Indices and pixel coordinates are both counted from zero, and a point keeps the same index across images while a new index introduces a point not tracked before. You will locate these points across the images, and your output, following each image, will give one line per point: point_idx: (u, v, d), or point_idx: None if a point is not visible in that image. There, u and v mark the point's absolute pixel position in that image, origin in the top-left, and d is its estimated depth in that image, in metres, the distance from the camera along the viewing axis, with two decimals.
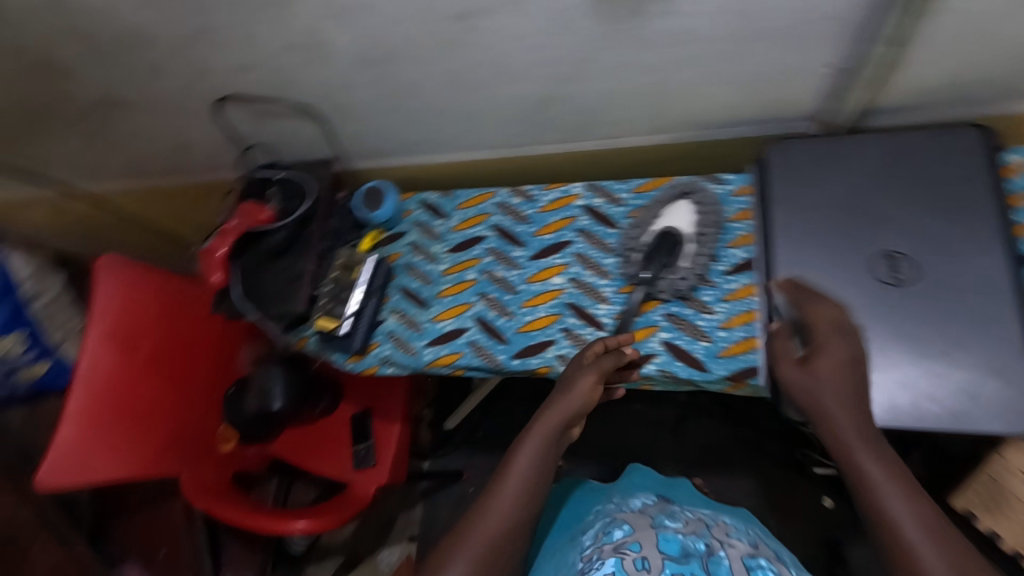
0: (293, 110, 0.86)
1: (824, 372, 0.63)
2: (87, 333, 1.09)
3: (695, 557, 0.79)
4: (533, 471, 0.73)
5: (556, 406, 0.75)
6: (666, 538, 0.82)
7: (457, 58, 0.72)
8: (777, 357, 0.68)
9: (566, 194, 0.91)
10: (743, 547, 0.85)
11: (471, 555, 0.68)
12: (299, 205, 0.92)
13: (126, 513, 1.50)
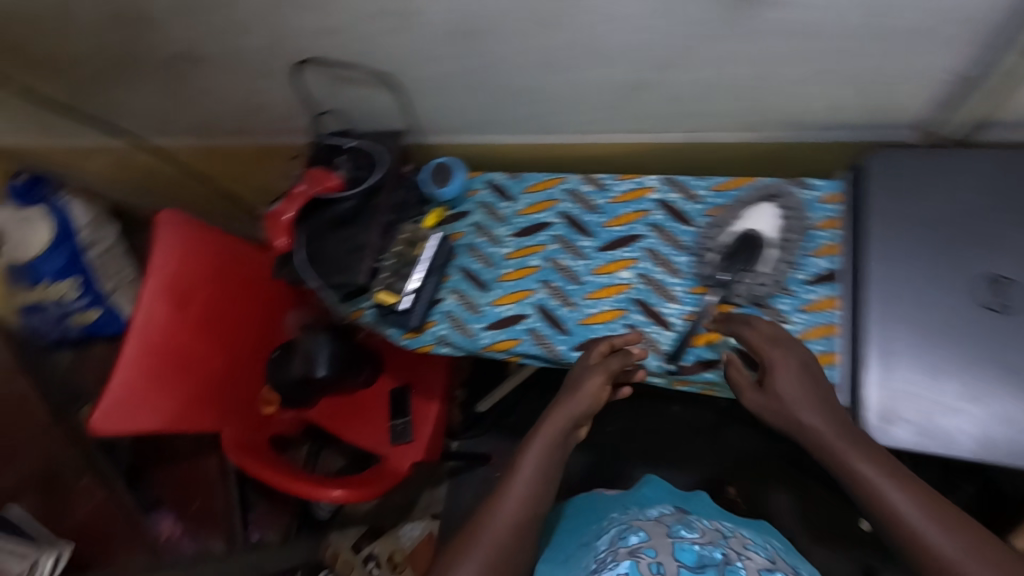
0: (371, 79, 0.84)
1: (779, 387, 0.67)
2: (145, 287, 1.12)
3: (711, 566, 0.77)
4: (544, 473, 0.71)
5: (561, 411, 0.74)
6: (682, 547, 0.80)
7: (550, 37, 0.69)
8: (738, 385, 0.71)
9: (640, 186, 0.88)
10: (763, 562, 0.82)
11: (478, 547, 0.66)
12: (369, 175, 0.91)
13: (161, 467, 1.55)
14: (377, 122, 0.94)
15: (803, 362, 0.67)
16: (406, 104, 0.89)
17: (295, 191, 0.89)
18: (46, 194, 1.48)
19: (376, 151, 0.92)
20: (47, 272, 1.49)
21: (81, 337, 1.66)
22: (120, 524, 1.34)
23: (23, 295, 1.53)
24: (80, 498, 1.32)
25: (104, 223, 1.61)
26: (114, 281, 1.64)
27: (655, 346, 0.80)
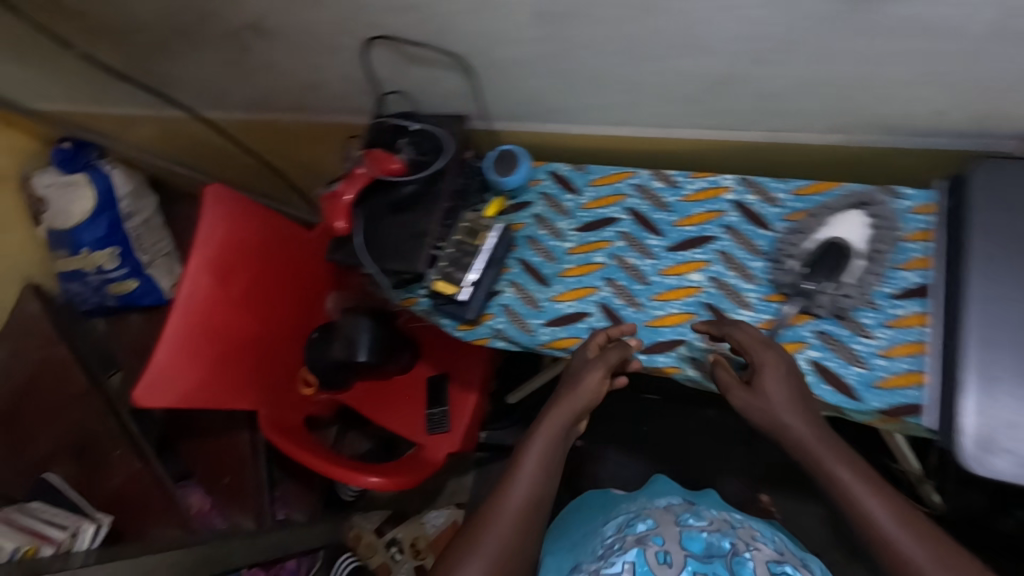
0: (442, 59, 0.81)
1: (768, 388, 0.68)
2: (192, 261, 1.11)
3: (718, 557, 0.77)
4: (547, 470, 0.72)
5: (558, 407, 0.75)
6: (690, 536, 0.80)
7: (645, 24, 0.65)
8: (724, 384, 0.71)
9: (715, 185, 0.84)
10: (771, 553, 0.81)
11: (487, 547, 0.66)
12: (434, 160, 0.87)
13: (194, 438, 1.54)
14: (442, 104, 0.91)
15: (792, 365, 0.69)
16: (474, 88, 0.85)
17: (355, 172, 0.86)
18: (90, 162, 1.48)
19: (440, 135, 0.88)
20: (87, 240, 1.48)
21: (117, 306, 1.64)
22: (151, 493, 1.30)
23: (64, 261, 1.53)
24: (117, 465, 1.34)
25: (144, 193, 1.60)
26: (150, 253, 1.62)
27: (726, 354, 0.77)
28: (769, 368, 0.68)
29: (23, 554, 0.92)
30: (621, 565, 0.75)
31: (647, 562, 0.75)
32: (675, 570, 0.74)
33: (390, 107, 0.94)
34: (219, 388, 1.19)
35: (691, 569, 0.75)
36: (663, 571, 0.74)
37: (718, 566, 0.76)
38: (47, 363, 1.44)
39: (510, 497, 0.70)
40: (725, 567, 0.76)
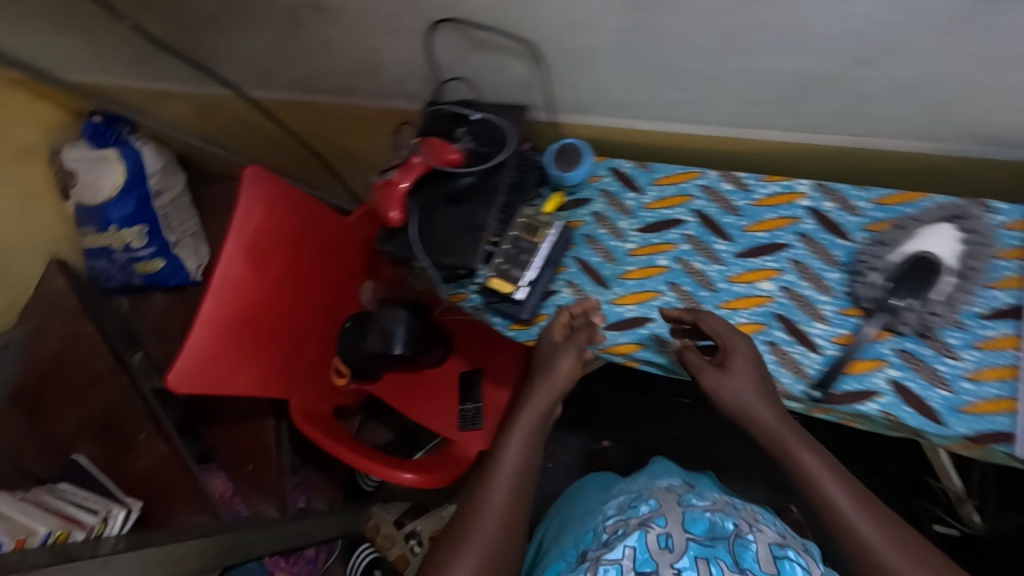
0: (510, 46, 0.77)
1: (728, 382, 0.69)
2: (227, 246, 1.08)
3: (721, 540, 0.69)
4: (525, 459, 0.74)
5: (531, 399, 0.78)
6: (693, 517, 0.72)
7: (742, 18, 0.61)
8: (696, 369, 0.72)
9: (789, 191, 0.80)
10: (777, 537, 0.72)
11: (479, 534, 0.69)
12: (495, 151, 0.83)
13: (216, 424, 1.52)
14: (503, 94, 0.87)
15: (754, 356, 0.71)
16: (541, 78, 0.81)
17: (411, 161, 0.83)
18: (119, 138, 1.43)
19: (502, 125, 0.84)
20: (115, 217, 1.44)
21: (142, 284, 1.60)
22: (177, 479, 1.28)
23: (92, 238, 1.51)
24: (142, 449, 1.32)
25: (172, 171, 1.58)
26: (177, 232, 1.58)
27: (798, 368, 0.73)
28: (732, 360, 0.70)
29: (54, 539, 0.91)
30: (621, 551, 0.68)
31: (646, 548, 0.68)
32: (676, 555, 0.67)
33: (448, 94, 0.90)
34: (252, 377, 1.16)
35: (693, 555, 0.67)
36: (664, 557, 0.67)
37: (721, 550, 0.67)
38: (72, 340, 1.42)
39: (493, 491, 0.71)
40: (727, 551, 0.67)
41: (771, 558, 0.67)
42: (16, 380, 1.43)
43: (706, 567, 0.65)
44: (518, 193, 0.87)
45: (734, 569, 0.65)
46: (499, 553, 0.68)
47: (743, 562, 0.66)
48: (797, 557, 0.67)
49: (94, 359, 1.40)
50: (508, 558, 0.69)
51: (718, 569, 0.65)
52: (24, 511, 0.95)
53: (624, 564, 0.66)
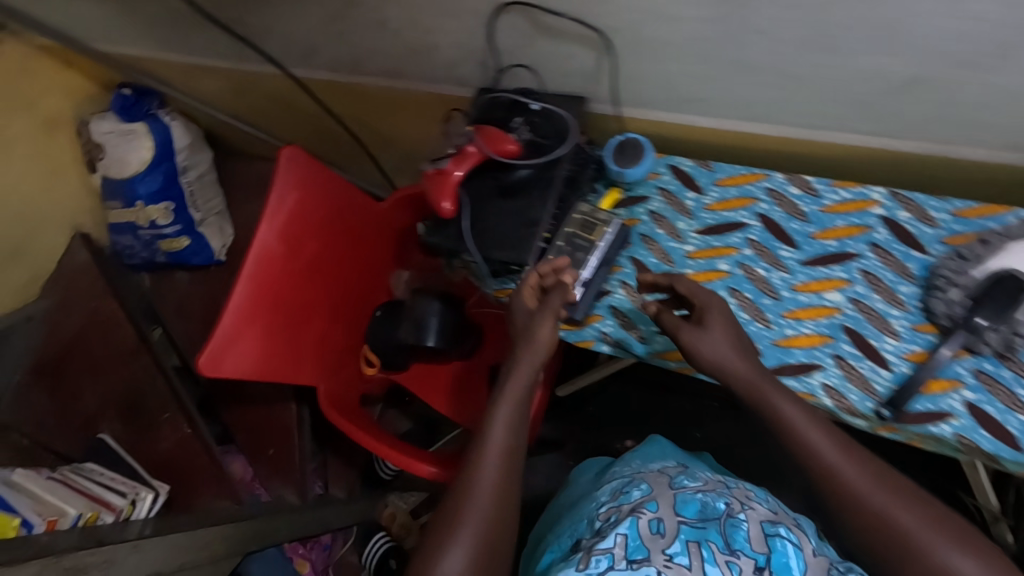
0: (581, 33, 0.73)
1: (704, 348, 0.69)
2: (261, 227, 1.06)
3: (712, 521, 0.71)
4: (513, 439, 0.73)
5: (514, 375, 0.75)
6: (684, 499, 0.74)
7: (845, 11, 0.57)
8: (671, 329, 0.72)
9: (862, 198, 0.77)
10: (768, 512, 0.74)
11: (476, 515, 0.69)
12: (557, 145, 0.81)
13: (232, 404, 1.49)
14: (565, 84, 0.83)
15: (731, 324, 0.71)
16: (608, 69, 0.77)
17: (466, 150, 0.80)
18: (149, 112, 1.40)
19: (563, 118, 0.82)
20: (142, 193, 1.42)
21: (166, 262, 1.58)
22: (201, 462, 1.26)
23: (117, 213, 1.48)
24: (166, 430, 1.30)
25: (199, 148, 1.53)
26: (203, 210, 1.54)
27: (867, 385, 0.70)
28: (709, 324, 0.70)
29: (84, 522, 0.89)
30: (613, 540, 0.70)
31: (639, 535, 0.70)
32: (668, 540, 0.69)
33: (506, 80, 0.86)
34: (282, 363, 1.14)
35: (685, 538, 0.69)
36: (656, 543, 0.69)
37: (712, 531, 0.70)
38: (95, 317, 1.40)
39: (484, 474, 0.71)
40: (718, 533, 0.70)
41: (762, 536, 0.69)
42: (36, 355, 1.41)
43: (697, 552, 0.68)
44: (573, 187, 0.84)
45: (724, 551, 0.68)
46: (492, 535, 0.68)
47: (733, 543, 0.69)
48: (788, 533, 0.70)
49: (117, 337, 1.37)
50: (501, 538, 0.69)
51: (709, 553, 0.67)
52: (53, 490, 0.94)
53: (616, 553, 0.68)
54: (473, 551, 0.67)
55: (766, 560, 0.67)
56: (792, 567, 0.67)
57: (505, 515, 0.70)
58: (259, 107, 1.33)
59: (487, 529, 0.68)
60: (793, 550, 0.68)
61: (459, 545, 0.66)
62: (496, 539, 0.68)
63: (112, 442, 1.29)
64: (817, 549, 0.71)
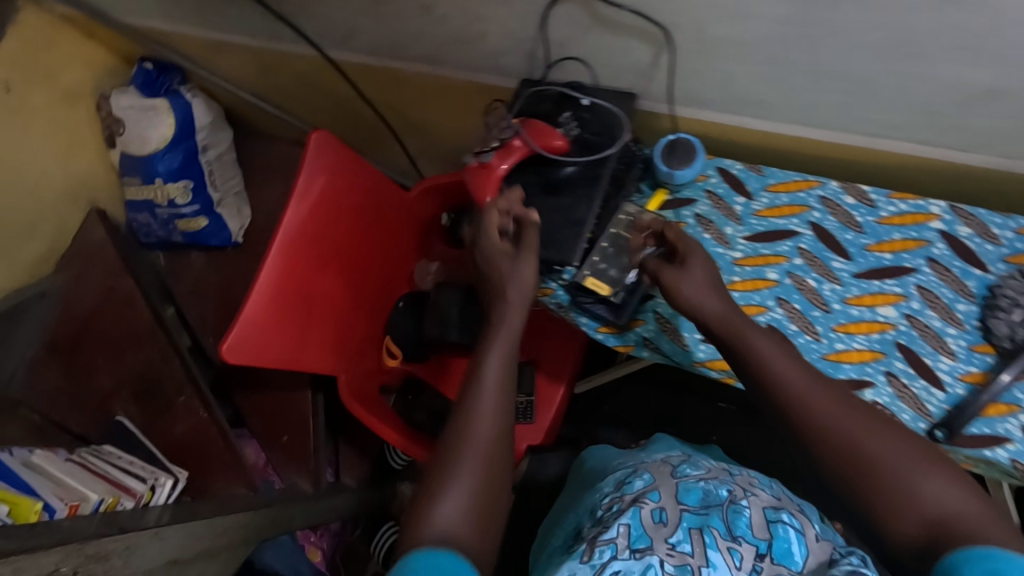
0: (640, 27, 0.70)
1: (684, 289, 0.68)
2: (286, 212, 1.03)
3: (714, 508, 0.68)
4: (509, 374, 0.66)
5: (506, 311, 0.70)
6: (687, 488, 0.72)
7: (933, 15, 0.54)
8: (658, 274, 0.71)
9: (921, 211, 0.74)
10: (772, 500, 0.73)
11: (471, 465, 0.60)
12: (608, 142, 0.79)
13: (245, 390, 1.46)
14: (615, 80, 0.81)
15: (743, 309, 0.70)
16: (665, 65, 0.75)
17: (511, 144, 0.78)
18: (170, 88, 1.38)
19: (614, 114, 0.79)
20: (161, 170, 1.37)
21: (183, 241, 1.53)
22: (216, 447, 1.25)
23: (135, 189, 1.44)
24: (181, 413, 1.28)
25: (219, 126, 1.50)
26: (221, 189, 1.50)
27: (920, 405, 0.68)
28: (691, 266, 0.69)
29: (106, 507, 0.88)
30: (616, 530, 0.66)
31: (642, 525, 0.67)
32: (671, 529, 0.66)
33: (555, 73, 0.84)
34: (304, 351, 1.12)
35: (689, 527, 0.66)
36: (659, 531, 0.66)
37: (713, 518, 0.67)
38: (110, 296, 1.38)
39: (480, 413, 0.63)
40: (720, 519, 0.66)
41: (764, 523, 0.67)
42: (50, 332, 1.39)
43: (700, 538, 0.65)
44: (618, 187, 0.82)
45: (726, 538, 0.64)
46: (491, 476, 0.60)
47: (735, 530, 0.65)
48: (790, 519, 0.68)
49: (129, 315, 1.36)
50: (502, 480, 0.62)
51: (711, 539, 0.64)
52: (74, 474, 0.92)
53: (619, 542, 0.65)
54: (471, 495, 0.59)
55: (768, 546, 0.64)
56: (795, 553, 0.64)
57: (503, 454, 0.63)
58: (287, 88, 1.30)
59: (485, 471, 0.60)
60: (796, 536, 0.66)
61: (456, 489, 0.58)
62: (495, 481, 0.61)
63: (130, 426, 1.28)
64: (820, 535, 0.69)
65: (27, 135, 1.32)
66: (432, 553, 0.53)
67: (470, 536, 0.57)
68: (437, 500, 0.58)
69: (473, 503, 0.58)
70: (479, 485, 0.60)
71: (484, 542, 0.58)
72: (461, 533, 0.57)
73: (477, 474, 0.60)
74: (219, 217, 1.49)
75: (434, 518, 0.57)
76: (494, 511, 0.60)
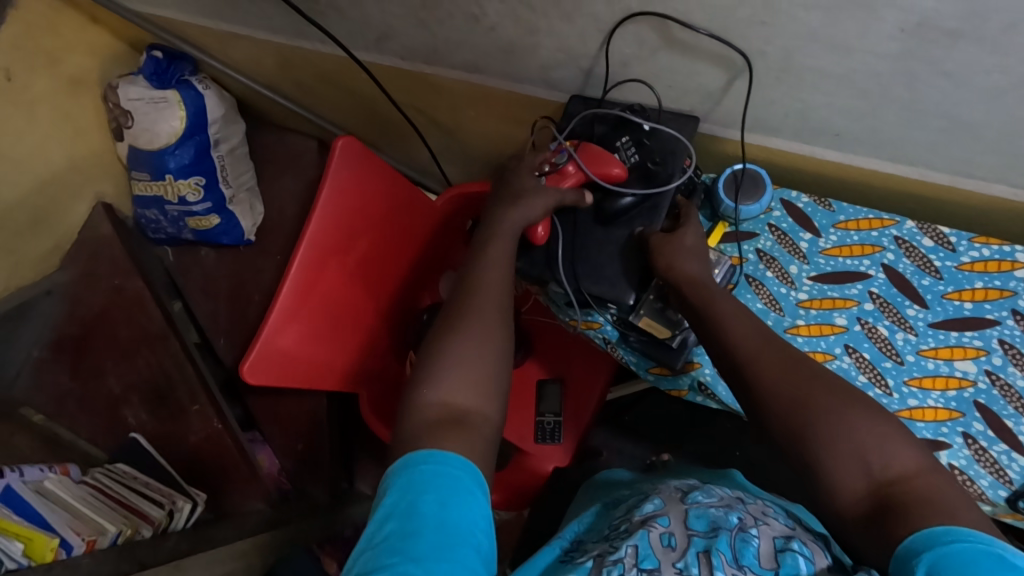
0: (721, 51, 0.63)
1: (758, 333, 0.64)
2: (308, 225, 0.97)
3: (723, 532, 0.61)
4: (507, 275, 0.68)
5: (501, 226, 0.71)
6: (697, 513, 0.64)
7: None
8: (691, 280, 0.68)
9: (1006, 257, 0.69)
10: (785, 529, 0.64)
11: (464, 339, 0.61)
12: (672, 174, 0.75)
13: (258, 394, 1.32)
14: (692, 100, 0.74)
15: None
16: (742, 90, 0.68)
17: (565, 170, 0.75)
18: (181, 79, 1.24)
19: (676, 144, 0.75)
20: (172, 167, 1.24)
21: (194, 240, 1.39)
22: (231, 458, 1.20)
23: (144, 185, 1.30)
24: (192, 422, 1.22)
25: (232, 118, 1.35)
26: (233, 185, 1.34)
27: (1000, 471, 0.65)
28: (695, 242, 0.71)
29: (123, 540, 0.85)
30: (622, 550, 0.60)
31: (650, 546, 0.60)
32: (679, 553, 0.59)
33: (614, 93, 0.79)
34: (325, 369, 1.07)
35: (697, 551, 0.59)
36: (667, 555, 0.59)
37: (721, 541, 0.59)
38: (118, 295, 1.29)
39: (483, 301, 0.64)
40: (727, 544, 0.59)
41: (773, 552, 0.59)
42: (54, 332, 1.29)
43: (708, 561, 0.57)
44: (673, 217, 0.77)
45: (733, 565, 0.57)
46: (492, 354, 0.61)
47: (742, 558, 0.58)
48: (800, 548, 0.61)
49: (145, 318, 1.27)
50: (503, 356, 0.61)
51: (718, 562, 0.57)
52: (88, 501, 0.90)
53: (626, 562, 0.59)
54: (464, 367, 0.59)
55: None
56: None
57: (503, 333, 0.63)
58: (305, 84, 1.22)
59: (483, 352, 0.60)
60: (806, 566, 0.58)
61: (455, 365, 0.59)
62: (496, 358, 0.61)
63: (144, 442, 1.21)
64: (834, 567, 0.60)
65: (32, 122, 1.21)
66: (440, 453, 0.53)
67: (468, 404, 0.58)
68: (436, 376, 0.59)
69: (474, 379, 0.59)
70: (479, 362, 0.60)
71: (487, 410, 0.58)
72: (460, 403, 0.58)
73: (476, 351, 0.60)
74: (229, 215, 1.34)
75: (430, 390, 0.59)
76: (496, 386, 0.60)
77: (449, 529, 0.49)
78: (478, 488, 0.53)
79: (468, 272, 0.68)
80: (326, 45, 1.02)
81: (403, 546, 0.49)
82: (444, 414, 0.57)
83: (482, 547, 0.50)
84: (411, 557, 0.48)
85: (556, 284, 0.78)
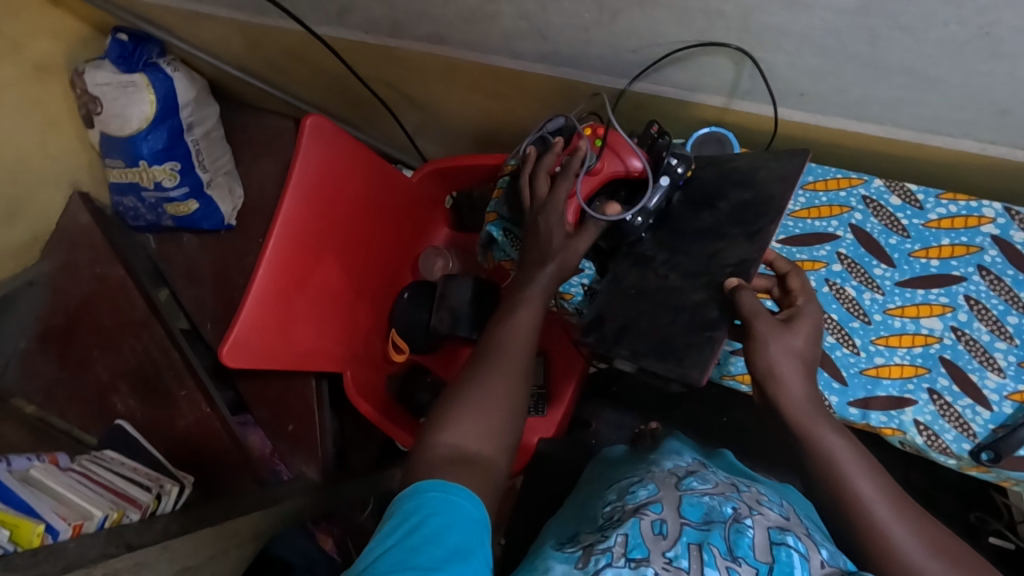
0: (682, 9, 0.62)
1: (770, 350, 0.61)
2: (282, 203, 0.96)
3: (717, 525, 0.60)
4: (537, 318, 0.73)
5: (534, 237, 0.76)
6: (691, 501, 0.63)
7: (1007, 14, 0.48)
8: (754, 310, 0.63)
9: (973, 213, 0.69)
10: (780, 519, 0.63)
11: (483, 387, 0.68)
12: (765, 225, 0.71)
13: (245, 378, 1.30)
14: (664, 66, 0.73)
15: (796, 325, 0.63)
16: (721, 54, 0.67)
17: (592, 170, 0.78)
18: (149, 61, 1.21)
19: (773, 185, 0.73)
20: (145, 153, 1.21)
21: (174, 226, 1.36)
22: (222, 443, 1.19)
23: (119, 172, 1.26)
24: (182, 408, 1.21)
25: (206, 101, 1.31)
26: (210, 169, 1.29)
27: (963, 425, 0.67)
28: (794, 326, 0.63)
29: (110, 523, 0.87)
30: (612, 539, 0.60)
31: (641, 535, 0.59)
32: (670, 543, 0.58)
33: (587, 60, 0.78)
34: (306, 350, 1.05)
35: (688, 542, 0.58)
36: (658, 545, 0.58)
37: (714, 534, 0.58)
38: (102, 284, 1.26)
39: (503, 349, 0.71)
40: (721, 536, 0.58)
41: (767, 545, 0.58)
42: (37, 323, 1.28)
43: (699, 555, 0.56)
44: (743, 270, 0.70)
45: (726, 557, 0.56)
46: (506, 403, 0.68)
47: (736, 549, 0.57)
48: (794, 542, 0.59)
49: (126, 305, 1.24)
50: (514, 413, 0.68)
51: (710, 557, 0.56)
52: (76, 489, 0.91)
53: (615, 552, 0.58)
54: (470, 419, 0.66)
55: (770, 571, 0.56)
56: None
57: (519, 391, 0.69)
58: (275, 62, 1.20)
59: (495, 397, 0.68)
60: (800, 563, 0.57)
61: (473, 408, 0.66)
62: (508, 405, 0.68)
63: (129, 428, 1.19)
64: (828, 563, 0.59)
65: None
66: (445, 483, 0.60)
67: (479, 446, 0.65)
68: (450, 420, 0.66)
69: (484, 430, 0.66)
70: (492, 411, 0.67)
71: (493, 455, 0.65)
72: (467, 447, 0.64)
73: (491, 402, 0.67)
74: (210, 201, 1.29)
75: (445, 434, 0.65)
76: (505, 434, 0.67)
77: (451, 545, 0.55)
78: (483, 520, 0.58)
79: (499, 320, 0.73)
80: (288, 21, 0.99)
81: (405, 556, 0.55)
82: (454, 455, 0.63)
83: (482, 568, 0.55)
84: (413, 566, 0.54)
85: (620, 358, 0.73)
